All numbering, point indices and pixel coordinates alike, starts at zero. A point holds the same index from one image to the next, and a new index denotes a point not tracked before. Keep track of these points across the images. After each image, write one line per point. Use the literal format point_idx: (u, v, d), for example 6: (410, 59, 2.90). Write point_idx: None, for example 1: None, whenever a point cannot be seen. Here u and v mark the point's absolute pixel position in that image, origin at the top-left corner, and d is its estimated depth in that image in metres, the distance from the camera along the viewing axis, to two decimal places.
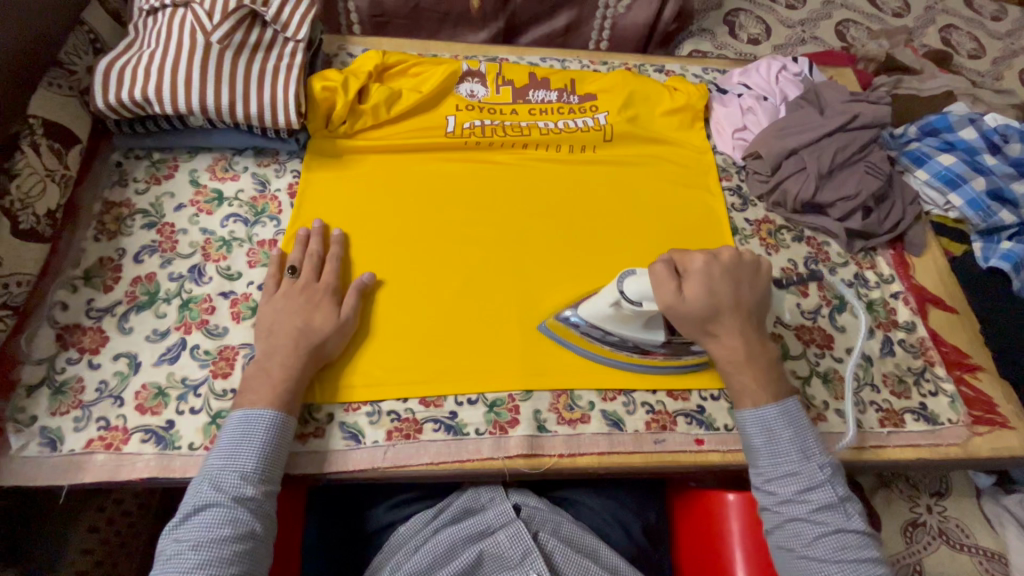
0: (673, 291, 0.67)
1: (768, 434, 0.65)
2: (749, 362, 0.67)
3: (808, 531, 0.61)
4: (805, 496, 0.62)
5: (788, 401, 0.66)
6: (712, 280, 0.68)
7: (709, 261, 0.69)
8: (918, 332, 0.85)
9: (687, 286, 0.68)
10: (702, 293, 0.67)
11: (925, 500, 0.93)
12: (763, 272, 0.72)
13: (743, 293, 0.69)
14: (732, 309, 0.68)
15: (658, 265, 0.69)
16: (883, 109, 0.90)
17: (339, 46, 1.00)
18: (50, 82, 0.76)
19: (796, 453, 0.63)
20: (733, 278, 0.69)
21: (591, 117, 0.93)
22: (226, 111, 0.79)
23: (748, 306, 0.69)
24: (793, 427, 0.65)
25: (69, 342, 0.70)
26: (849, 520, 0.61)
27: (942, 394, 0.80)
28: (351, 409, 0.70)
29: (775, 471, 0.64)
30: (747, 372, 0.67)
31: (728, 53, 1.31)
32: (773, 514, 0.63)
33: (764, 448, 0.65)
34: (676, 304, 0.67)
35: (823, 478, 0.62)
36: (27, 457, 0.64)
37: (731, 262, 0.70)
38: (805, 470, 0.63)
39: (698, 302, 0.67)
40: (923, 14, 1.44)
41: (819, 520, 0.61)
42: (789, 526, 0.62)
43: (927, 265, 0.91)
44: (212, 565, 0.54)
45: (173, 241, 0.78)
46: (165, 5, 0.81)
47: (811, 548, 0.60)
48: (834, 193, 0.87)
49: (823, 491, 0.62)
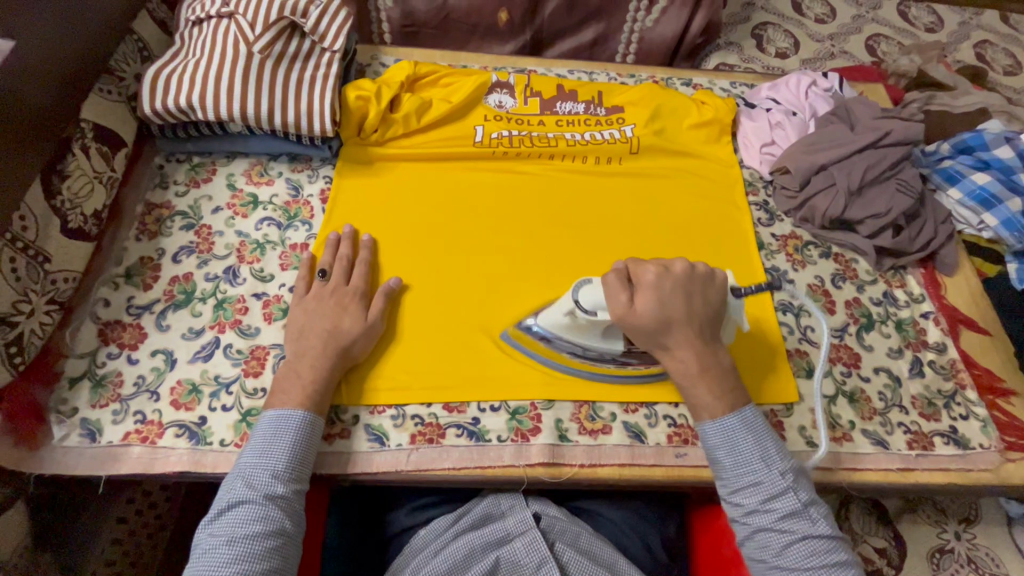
0: (623, 305, 0.65)
1: (728, 446, 0.64)
2: (703, 375, 0.66)
3: (776, 541, 0.60)
4: (769, 505, 0.61)
5: (746, 410, 0.65)
6: (664, 293, 0.66)
7: (660, 274, 0.67)
8: (949, 354, 0.83)
9: (639, 298, 0.66)
10: (653, 305, 0.65)
11: (954, 526, 0.90)
12: (719, 280, 0.70)
13: (696, 305, 0.67)
14: (685, 322, 0.66)
15: (611, 275, 0.67)
16: (916, 126, 0.89)
17: (371, 56, 1.02)
18: (101, 88, 0.80)
19: (757, 462, 0.63)
20: (685, 289, 0.67)
21: (617, 129, 0.94)
22: (265, 119, 0.82)
23: (702, 318, 0.67)
24: (753, 434, 0.64)
25: (110, 337, 0.73)
26: (815, 525, 0.60)
27: (973, 418, 0.78)
28: (376, 412, 0.71)
29: (739, 482, 0.63)
30: (701, 385, 0.66)
31: (755, 66, 1.31)
32: (742, 525, 0.62)
33: (728, 460, 0.64)
34: (628, 315, 0.65)
35: (785, 486, 0.61)
36: (68, 447, 0.67)
37: (683, 274, 0.68)
38: (766, 478, 0.62)
39: (649, 315, 0.65)
40: (956, 30, 1.42)
41: (786, 529, 0.60)
42: (758, 538, 0.61)
43: (959, 284, 0.89)
44: (244, 559, 0.55)
45: (210, 243, 0.81)
46: (211, 16, 0.84)
47: (782, 557, 0.60)
48: (863, 211, 0.86)
49: (785, 498, 0.61)
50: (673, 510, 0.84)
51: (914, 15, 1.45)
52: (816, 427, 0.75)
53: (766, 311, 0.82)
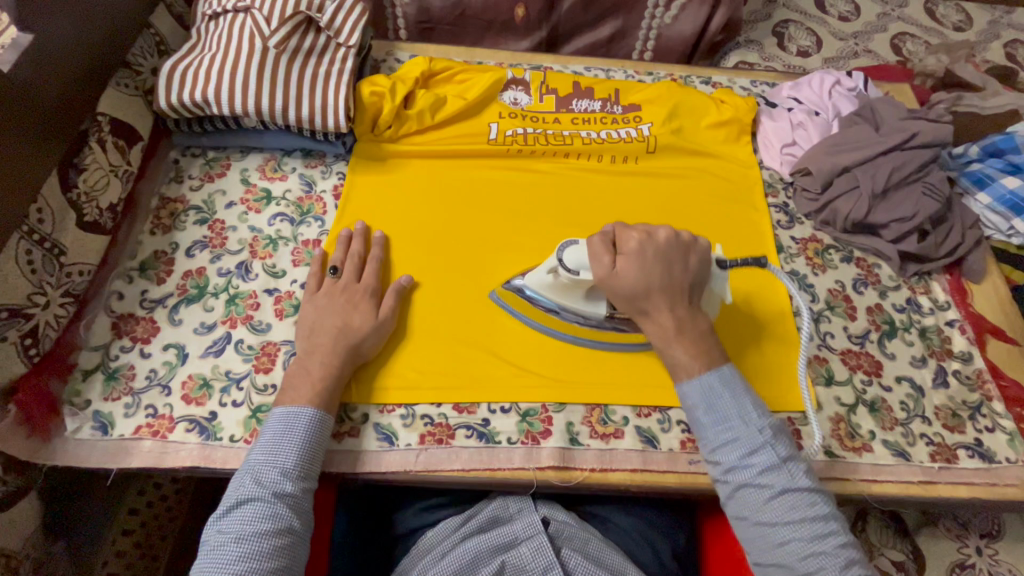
0: (605, 267, 0.67)
1: (707, 404, 0.63)
2: (679, 336, 0.66)
3: (756, 497, 0.58)
4: (748, 460, 0.60)
5: (723, 368, 0.64)
6: (647, 258, 0.66)
7: (644, 239, 0.67)
8: (975, 364, 0.81)
9: (621, 262, 0.67)
10: (633, 269, 0.66)
11: (974, 541, 0.88)
12: (701, 247, 0.70)
13: (677, 272, 0.67)
14: (665, 288, 0.66)
15: (596, 238, 0.68)
16: (944, 128, 0.86)
17: (387, 51, 1.01)
18: (118, 82, 0.80)
19: (735, 419, 0.62)
20: (666, 256, 0.67)
21: (634, 128, 0.92)
22: (279, 114, 0.82)
23: (683, 284, 0.67)
24: (731, 391, 0.63)
25: (123, 330, 0.73)
26: (795, 479, 0.58)
27: (1000, 431, 0.76)
28: (385, 410, 0.70)
29: (717, 439, 0.62)
30: (677, 347, 0.66)
31: (776, 64, 1.28)
32: (724, 485, 0.61)
33: (706, 418, 0.63)
34: (609, 278, 0.67)
35: (763, 441, 0.60)
36: (80, 440, 0.67)
37: (667, 242, 0.68)
38: (744, 434, 0.61)
39: (629, 280, 0.66)
40: (987, 28, 1.38)
41: (765, 483, 0.58)
42: (739, 495, 0.60)
43: (986, 292, 0.86)
44: (252, 558, 0.55)
45: (223, 238, 0.80)
46: (227, 11, 0.84)
47: (762, 513, 0.58)
48: (888, 214, 0.84)
49: (764, 453, 0.59)
50: (684, 517, 0.82)
51: (942, 13, 1.41)
52: (835, 436, 0.73)
53: (784, 303, 0.81)
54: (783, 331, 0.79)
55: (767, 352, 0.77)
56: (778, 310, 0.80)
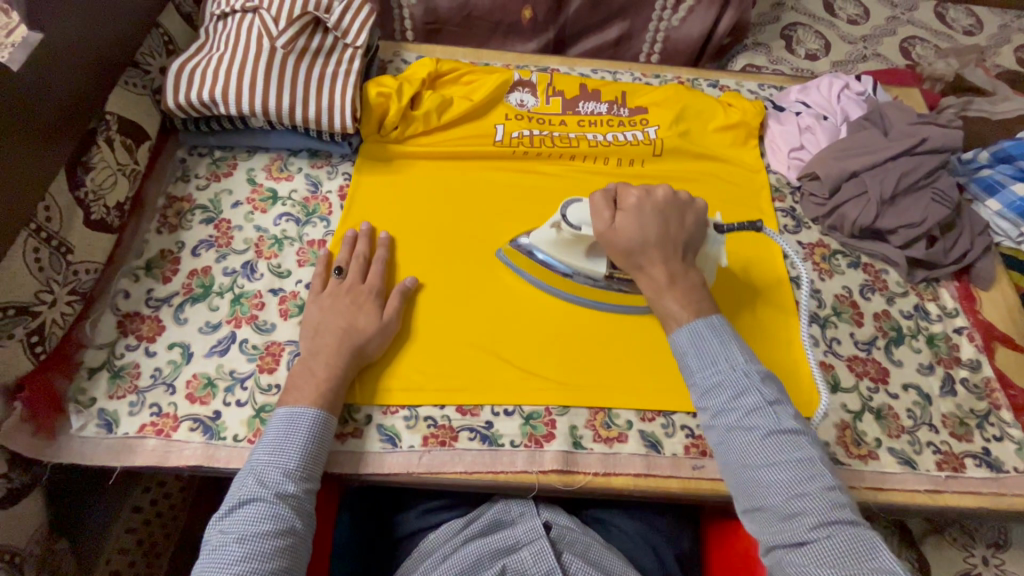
0: (605, 221, 0.69)
1: (697, 349, 0.63)
2: (671, 286, 0.67)
3: (742, 439, 0.58)
4: (735, 404, 0.60)
5: (712, 316, 0.65)
6: (645, 214, 0.69)
7: (642, 196, 0.70)
8: (983, 372, 0.80)
9: (620, 217, 0.69)
10: (632, 222, 0.69)
11: (981, 551, 0.87)
12: (699, 208, 0.73)
13: (673, 229, 0.70)
14: (660, 242, 0.68)
15: (597, 194, 0.71)
16: (954, 133, 0.85)
17: (394, 52, 1.01)
18: (126, 81, 0.81)
19: (723, 362, 0.62)
20: (663, 213, 0.70)
21: (640, 131, 0.92)
22: (286, 114, 0.82)
23: (677, 241, 0.69)
24: (720, 337, 0.63)
25: (129, 329, 0.73)
26: (781, 421, 0.58)
27: (1008, 440, 0.75)
28: (388, 412, 0.70)
29: (705, 383, 0.62)
30: (669, 298, 0.67)
31: (784, 68, 1.27)
32: (712, 430, 0.61)
33: (696, 362, 0.63)
34: (608, 233, 0.69)
35: (748, 384, 0.60)
36: (85, 437, 0.68)
37: (664, 199, 0.71)
38: (729, 377, 0.61)
39: (626, 233, 0.68)
40: (997, 33, 1.37)
41: (751, 426, 0.58)
42: (726, 439, 0.59)
43: (995, 300, 0.85)
44: (254, 559, 0.54)
45: (229, 237, 0.81)
46: (235, 11, 0.84)
47: (749, 456, 0.57)
48: (896, 220, 0.83)
49: (750, 395, 0.59)
50: (687, 522, 0.82)
51: (952, 17, 1.40)
52: (841, 443, 0.72)
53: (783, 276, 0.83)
54: (778, 300, 0.81)
55: (762, 316, 0.79)
56: (775, 278, 0.83)
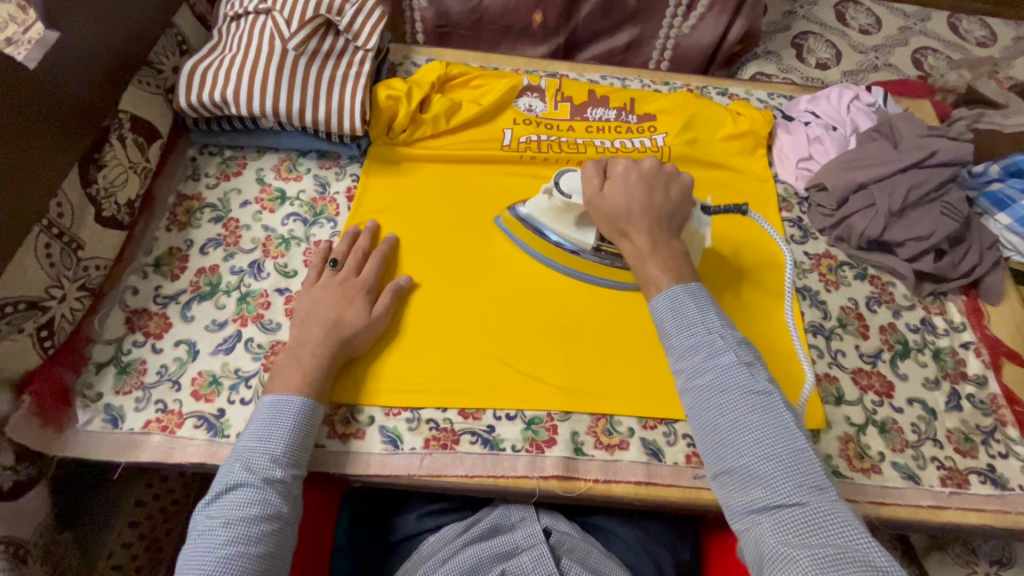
0: (594, 188, 0.72)
1: (677, 314, 0.63)
2: (652, 253, 0.68)
3: (716, 397, 0.58)
4: (710, 364, 0.60)
5: (693, 283, 0.66)
6: (631, 182, 0.71)
7: (629, 166, 0.73)
8: (990, 388, 0.79)
9: (608, 186, 0.72)
10: (619, 190, 0.71)
11: (984, 568, 0.86)
12: (683, 181, 0.74)
13: (657, 198, 0.71)
14: (645, 209, 0.70)
15: (589, 165, 0.74)
16: (965, 146, 0.84)
17: (404, 55, 1.02)
18: (140, 80, 0.82)
19: (700, 323, 0.62)
20: (649, 183, 0.72)
21: (648, 138, 0.92)
22: (296, 115, 0.83)
23: (662, 209, 0.71)
24: (698, 303, 0.63)
25: (136, 325, 0.74)
26: (754, 380, 0.58)
27: (1013, 458, 0.74)
28: (391, 413, 0.71)
29: (682, 346, 0.62)
30: (651, 264, 0.68)
31: (794, 76, 1.27)
32: (686, 392, 0.60)
33: (673, 326, 0.63)
34: (597, 199, 0.72)
35: (724, 346, 0.60)
36: (90, 432, 0.68)
37: (650, 170, 0.73)
38: (706, 339, 0.61)
39: (612, 200, 0.71)
40: (1011, 45, 1.37)
41: (725, 388, 0.58)
42: (700, 398, 0.59)
43: (1003, 315, 0.84)
44: (240, 543, 0.55)
45: (237, 236, 0.81)
46: (248, 12, 0.85)
47: (722, 415, 0.57)
48: (904, 233, 0.82)
49: (724, 355, 0.59)
50: (687, 530, 0.82)
51: (965, 28, 1.39)
52: (843, 456, 0.72)
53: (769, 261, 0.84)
54: (765, 283, 0.82)
55: (747, 296, 0.81)
56: (765, 261, 0.84)
